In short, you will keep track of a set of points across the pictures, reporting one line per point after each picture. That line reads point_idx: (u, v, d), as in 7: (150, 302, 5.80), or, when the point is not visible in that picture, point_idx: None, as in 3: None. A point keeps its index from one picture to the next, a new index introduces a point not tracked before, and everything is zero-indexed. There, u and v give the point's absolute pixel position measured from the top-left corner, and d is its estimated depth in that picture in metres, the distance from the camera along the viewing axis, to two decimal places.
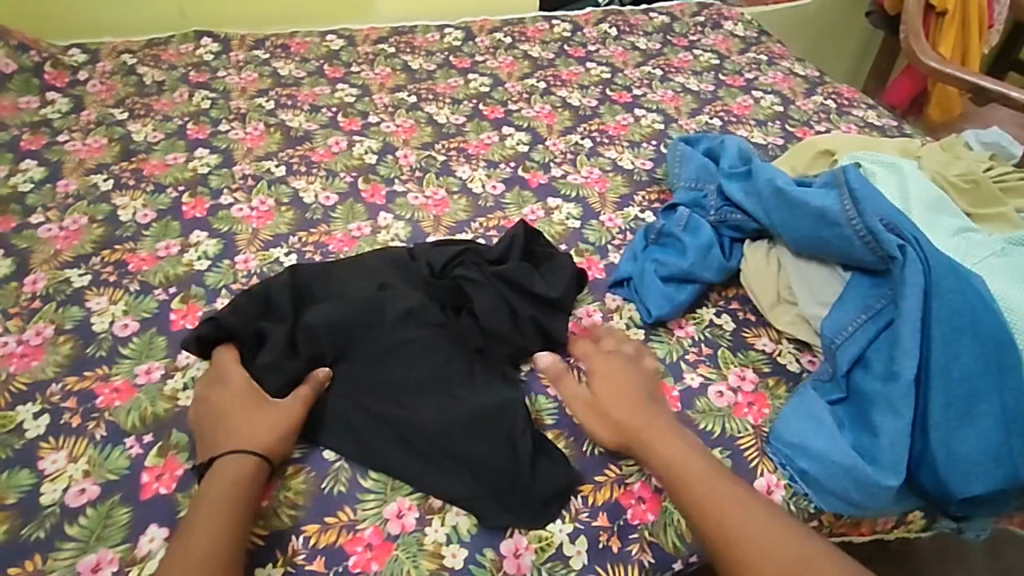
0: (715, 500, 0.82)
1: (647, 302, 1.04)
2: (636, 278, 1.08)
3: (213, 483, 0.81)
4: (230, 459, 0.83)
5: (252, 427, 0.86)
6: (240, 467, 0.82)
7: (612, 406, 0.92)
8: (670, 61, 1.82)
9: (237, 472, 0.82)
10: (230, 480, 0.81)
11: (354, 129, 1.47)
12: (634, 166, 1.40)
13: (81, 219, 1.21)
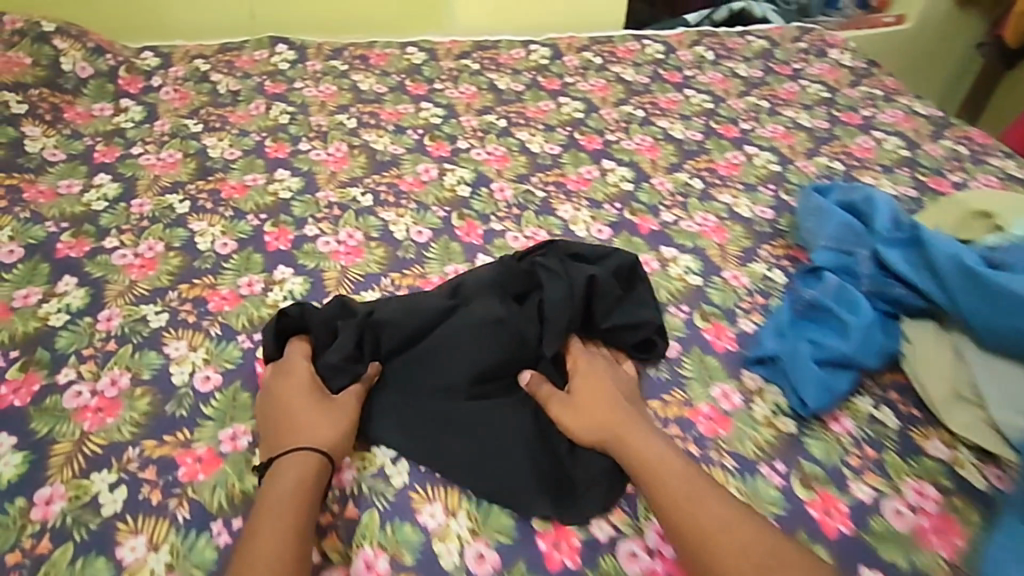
0: (692, 495, 0.78)
1: (806, 391, 0.92)
2: (784, 358, 0.96)
3: (277, 487, 0.78)
4: (293, 458, 0.81)
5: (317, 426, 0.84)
6: (308, 466, 0.80)
7: (584, 403, 0.88)
8: (776, 91, 1.66)
9: (304, 472, 0.80)
10: (297, 484, 0.78)
11: (442, 156, 1.35)
12: (752, 214, 1.27)
13: (157, 245, 1.12)
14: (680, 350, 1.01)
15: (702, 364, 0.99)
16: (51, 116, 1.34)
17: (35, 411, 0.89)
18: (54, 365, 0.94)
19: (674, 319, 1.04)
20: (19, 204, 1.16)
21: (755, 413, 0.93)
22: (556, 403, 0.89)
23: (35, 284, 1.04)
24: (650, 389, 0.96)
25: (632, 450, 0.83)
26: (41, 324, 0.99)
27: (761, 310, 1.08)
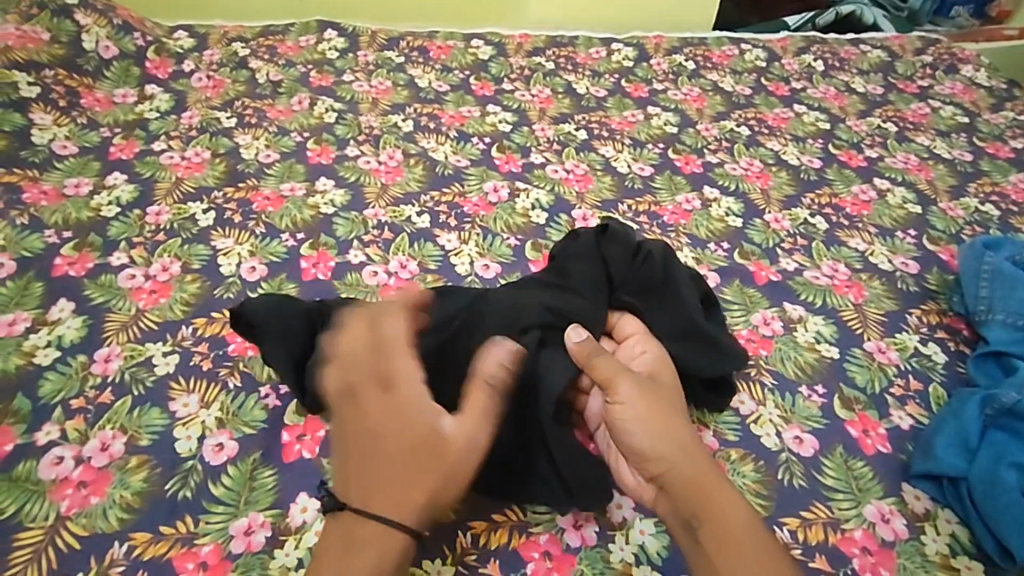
0: (745, 543, 0.60)
1: (1009, 534, 0.70)
2: (973, 481, 0.75)
3: (347, 565, 0.58)
4: (372, 524, 0.60)
5: (411, 476, 0.60)
6: (390, 540, 0.59)
7: (657, 398, 0.67)
8: (903, 113, 1.40)
9: (389, 548, 0.59)
10: (373, 563, 0.59)
11: (513, 171, 1.14)
12: (893, 267, 1.04)
13: (173, 265, 0.94)
14: (819, 449, 0.80)
15: (849, 471, 0.78)
16: (65, 101, 1.16)
17: (3, 481, 0.70)
18: (33, 418, 0.75)
19: (809, 406, 0.84)
20: (16, 206, 0.98)
21: (926, 549, 0.73)
22: (623, 389, 0.66)
23: (24, 308, 0.86)
24: (787, 504, 0.75)
25: (694, 473, 0.63)
26: (25, 361, 0.80)
27: (916, 400, 0.87)
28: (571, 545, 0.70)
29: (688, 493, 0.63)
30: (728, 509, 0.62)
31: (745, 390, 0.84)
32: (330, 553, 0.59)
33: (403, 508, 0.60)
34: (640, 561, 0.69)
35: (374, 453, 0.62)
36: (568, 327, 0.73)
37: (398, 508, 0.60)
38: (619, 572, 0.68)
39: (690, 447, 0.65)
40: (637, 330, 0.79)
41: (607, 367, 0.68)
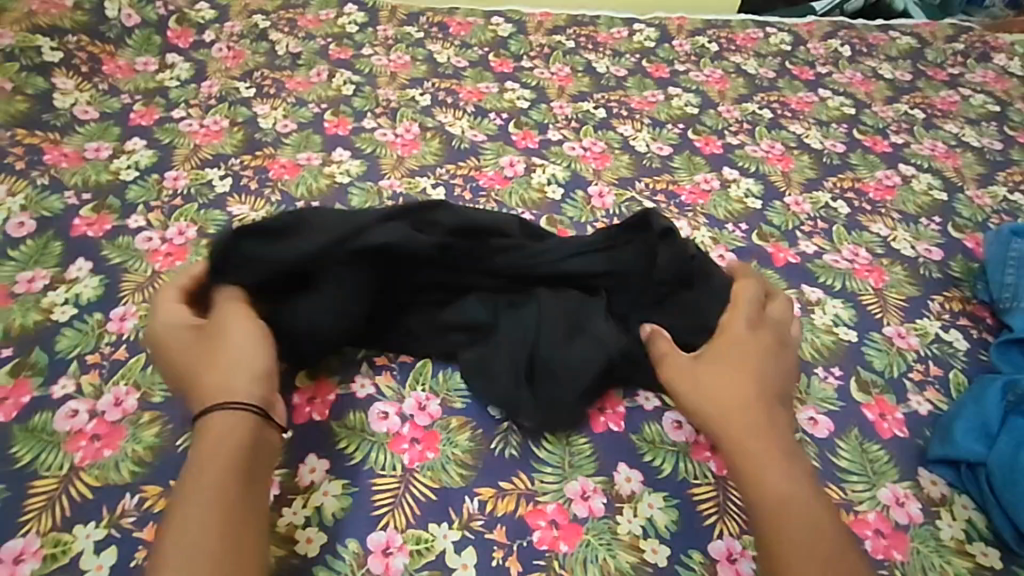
0: (794, 510, 0.62)
1: None
2: (994, 469, 0.73)
3: (207, 455, 0.60)
4: (232, 415, 0.63)
5: (217, 369, 0.66)
6: (233, 423, 0.62)
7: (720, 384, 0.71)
8: (931, 100, 1.36)
9: (235, 434, 0.62)
10: (225, 448, 0.61)
11: (530, 147, 1.13)
12: (915, 253, 1.02)
13: (189, 229, 0.94)
14: (834, 431, 0.79)
15: (864, 454, 0.77)
16: (87, 67, 1.17)
17: (20, 431, 0.71)
18: (49, 372, 0.76)
19: (825, 388, 0.83)
20: (37, 167, 0.99)
21: (941, 534, 0.72)
22: (674, 372, 0.73)
23: (43, 266, 0.86)
24: None
25: (738, 440, 0.67)
26: (43, 317, 0.81)
27: (936, 386, 0.85)
28: (579, 516, 0.69)
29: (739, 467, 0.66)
30: (777, 479, 0.64)
31: None
32: (189, 456, 0.61)
33: (227, 393, 0.64)
34: (648, 534, 0.69)
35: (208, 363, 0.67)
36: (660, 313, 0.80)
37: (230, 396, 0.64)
38: (626, 543, 0.68)
39: (731, 412, 0.69)
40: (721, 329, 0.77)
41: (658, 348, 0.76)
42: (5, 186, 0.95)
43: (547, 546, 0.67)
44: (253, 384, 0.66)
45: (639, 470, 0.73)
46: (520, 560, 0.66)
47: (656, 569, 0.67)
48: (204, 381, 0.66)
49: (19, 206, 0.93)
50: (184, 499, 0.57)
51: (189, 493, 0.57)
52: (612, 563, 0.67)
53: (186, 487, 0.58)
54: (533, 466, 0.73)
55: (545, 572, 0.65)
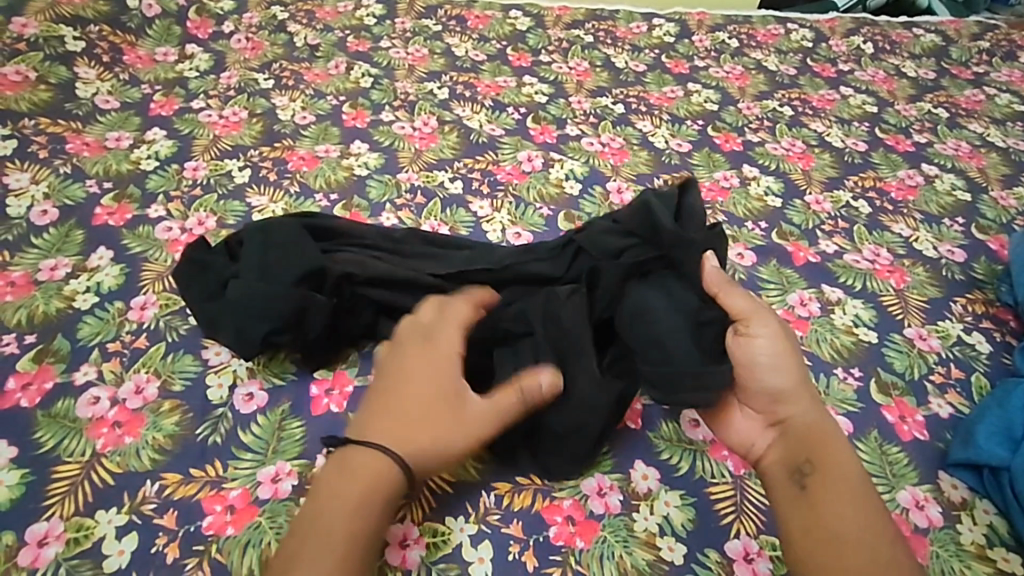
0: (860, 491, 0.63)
1: None
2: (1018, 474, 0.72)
3: (342, 492, 0.60)
4: (383, 461, 0.61)
5: (432, 431, 0.63)
6: (387, 477, 0.61)
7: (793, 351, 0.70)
8: (955, 99, 1.34)
9: (386, 487, 0.61)
10: (358, 498, 0.59)
11: (548, 142, 1.13)
12: (938, 254, 1.01)
13: (209, 220, 0.95)
14: (853, 432, 0.78)
15: (883, 455, 0.77)
16: (108, 57, 1.17)
17: (43, 416, 0.72)
18: (71, 359, 0.77)
19: (844, 388, 0.82)
20: (60, 156, 1.00)
21: (962, 538, 0.71)
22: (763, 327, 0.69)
23: (65, 254, 0.87)
24: None
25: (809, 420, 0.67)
26: (66, 305, 0.82)
27: (957, 388, 0.84)
28: (595, 512, 0.69)
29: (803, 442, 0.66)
30: (840, 468, 0.64)
31: None
32: (321, 478, 0.62)
33: (406, 446, 0.62)
34: (665, 532, 0.69)
35: (437, 406, 0.64)
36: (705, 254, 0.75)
37: (402, 449, 0.62)
38: (642, 541, 0.68)
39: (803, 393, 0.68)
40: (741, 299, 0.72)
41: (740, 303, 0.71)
42: (28, 174, 0.96)
43: (563, 541, 0.67)
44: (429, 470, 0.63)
45: (655, 468, 0.73)
46: (536, 555, 0.66)
47: (673, 567, 0.66)
48: (384, 424, 0.63)
49: (42, 194, 0.94)
50: (317, 538, 0.57)
51: (317, 530, 0.58)
52: (628, 560, 0.66)
53: (318, 524, 0.58)
54: None
55: (561, 568, 0.65)
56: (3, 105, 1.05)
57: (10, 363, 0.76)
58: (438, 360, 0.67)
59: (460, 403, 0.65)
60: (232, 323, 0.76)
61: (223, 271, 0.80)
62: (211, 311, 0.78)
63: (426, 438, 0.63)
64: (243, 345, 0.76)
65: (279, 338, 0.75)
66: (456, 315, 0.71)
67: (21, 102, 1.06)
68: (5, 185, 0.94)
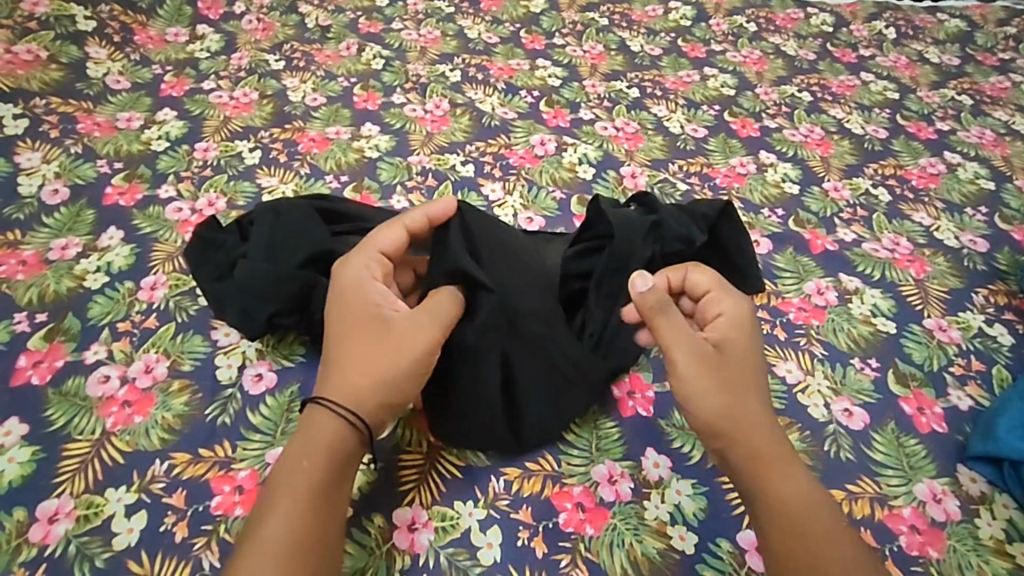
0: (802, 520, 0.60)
1: None
2: None
3: (298, 455, 0.60)
4: (331, 418, 0.61)
5: (369, 371, 0.63)
6: (334, 427, 0.61)
7: (729, 370, 0.66)
8: (980, 85, 1.31)
9: (331, 434, 0.61)
10: (324, 450, 0.60)
11: (561, 126, 1.11)
12: (959, 244, 0.99)
13: (219, 201, 0.94)
14: (869, 423, 0.77)
15: (900, 447, 0.75)
16: (120, 37, 1.17)
17: (53, 394, 0.72)
18: (82, 337, 0.77)
19: (861, 379, 0.81)
20: (70, 135, 0.99)
21: (979, 532, 0.70)
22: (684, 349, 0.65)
23: (76, 234, 0.87)
24: (832, 476, 0.72)
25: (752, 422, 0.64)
26: (76, 284, 0.82)
27: (978, 380, 0.82)
28: (605, 499, 0.69)
29: (732, 429, 0.63)
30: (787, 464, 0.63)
31: (794, 358, 0.81)
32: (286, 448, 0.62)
33: (350, 396, 0.62)
34: (676, 521, 0.68)
35: (378, 351, 0.64)
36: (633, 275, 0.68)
37: (348, 399, 0.62)
38: (653, 529, 0.67)
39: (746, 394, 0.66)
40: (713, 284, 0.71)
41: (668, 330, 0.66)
42: (39, 153, 0.96)
43: (572, 528, 0.66)
44: (380, 410, 0.63)
45: (666, 456, 0.72)
46: (545, 541, 0.65)
47: (684, 556, 0.66)
48: (336, 380, 0.63)
49: (53, 173, 0.94)
50: (274, 499, 0.57)
51: (277, 491, 0.58)
52: (639, 548, 0.66)
53: (276, 483, 0.59)
54: (559, 448, 0.72)
55: (570, 554, 0.65)
56: (15, 84, 1.05)
57: (22, 341, 0.76)
58: (354, 300, 0.67)
59: (403, 345, 0.64)
60: (237, 303, 0.75)
61: (234, 251, 0.79)
62: (218, 290, 0.77)
63: (363, 383, 0.63)
64: (248, 325, 0.75)
65: (285, 321, 0.75)
66: (375, 246, 0.70)
67: (33, 81, 1.06)
68: (16, 164, 0.94)
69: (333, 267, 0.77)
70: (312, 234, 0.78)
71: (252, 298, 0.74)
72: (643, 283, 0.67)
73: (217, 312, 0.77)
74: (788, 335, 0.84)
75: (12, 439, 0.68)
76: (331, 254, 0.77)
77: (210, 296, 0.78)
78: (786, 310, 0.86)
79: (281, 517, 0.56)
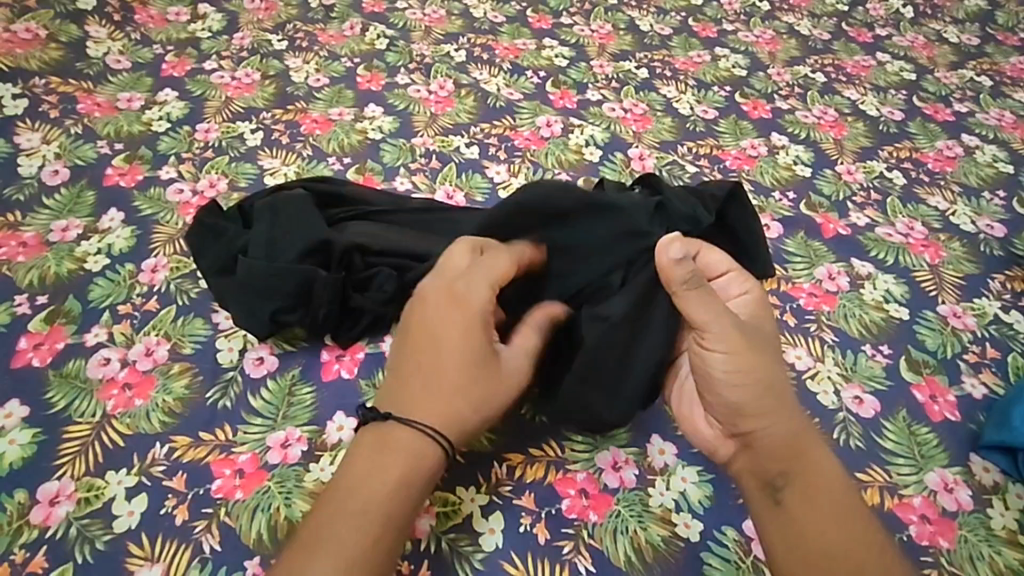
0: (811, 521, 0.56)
1: None
2: None
3: (378, 469, 0.55)
4: (410, 442, 0.56)
5: (476, 403, 0.60)
6: (425, 453, 0.57)
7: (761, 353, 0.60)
8: (1000, 66, 1.27)
9: (419, 462, 0.56)
10: (393, 480, 0.55)
11: (568, 108, 1.09)
12: (976, 229, 0.96)
13: (220, 182, 0.93)
14: (880, 411, 0.75)
15: (911, 436, 0.74)
16: (120, 16, 1.15)
17: (54, 376, 0.71)
18: (82, 319, 0.76)
19: (872, 365, 0.79)
20: (71, 116, 0.98)
21: (992, 523, 0.68)
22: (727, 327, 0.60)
23: (76, 215, 0.86)
24: (841, 464, 0.71)
25: (789, 432, 0.58)
26: (77, 266, 0.81)
27: (992, 368, 0.81)
28: (608, 486, 0.68)
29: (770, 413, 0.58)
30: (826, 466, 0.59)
31: (803, 344, 0.80)
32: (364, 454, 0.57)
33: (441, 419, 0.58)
34: (681, 508, 0.67)
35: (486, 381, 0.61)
36: (664, 240, 0.60)
37: (449, 427, 0.58)
38: (657, 516, 0.66)
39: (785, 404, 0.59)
40: (729, 268, 0.67)
41: (702, 309, 0.59)
42: (39, 134, 0.95)
43: (576, 514, 0.66)
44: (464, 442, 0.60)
45: (672, 442, 0.71)
46: (548, 528, 0.65)
47: (688, 544, 0.65)
48: (439, 402, 0.58)
49: (53, 154, 0.93)
50: (340, 516, 0.52)
51: (342, 510, 0.53)
52: (643, 535, 0.65)
53: (342, 493, 0.54)
54: (562, 433, 0.71)
55: (573, 541, 0.64)
56: (15, 64, 1.04)
57: (22, 323, 0.75)
58: (470, 328, 0.61)
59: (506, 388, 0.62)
60: (240, 300, 0.73)
61: (234, 242, 0.77)
62: (221, 284, 0.75)
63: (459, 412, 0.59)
64: (251, 322, 0.73)
65: (288, 317, 0.73)
66: (495, 267, 0.65)
67: (32, 60, 1.05)
68: (16, 144, 0.93)
69: (333, 260, 0.73)
70: (308, 226, 0.74)
71: (256, 296, 0.72)
72: (678, 251, 0.59)
73: (222, 306, 0.76)
74: (798, 321, 0.82)
75: (13, 422, 0.68)
76: (329, 244, 0.73)
77: (214, 289, 0.76)
78: (796, 296, 0.85)
79: (348, 541, 0.51)
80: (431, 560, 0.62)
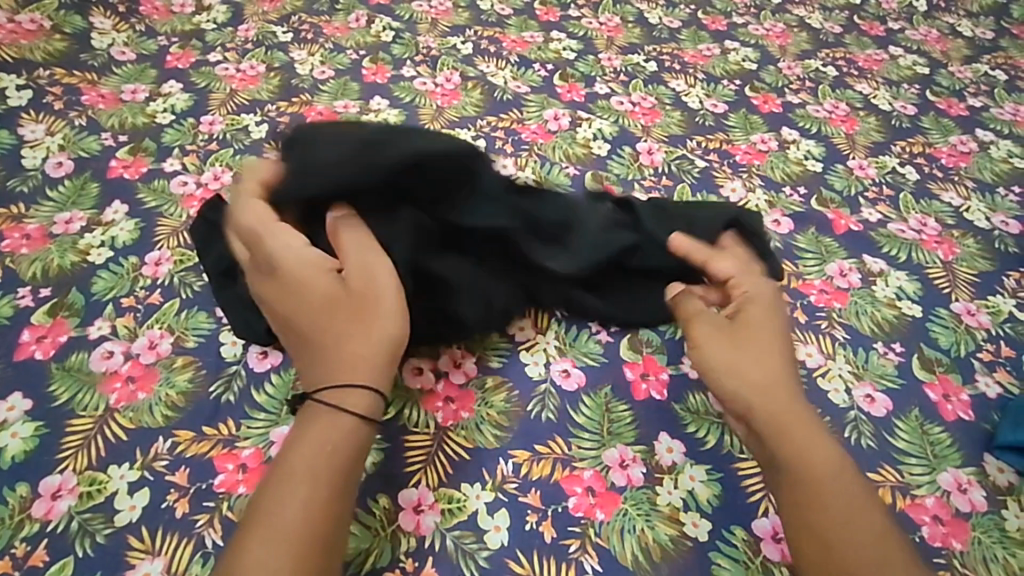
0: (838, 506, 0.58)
1: None
2: None
3: (302, 445, 0.56)
4: (330, 412, 0.58)
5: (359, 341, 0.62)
6: (336, 428, 0.57)
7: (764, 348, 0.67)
8: (1016, 61, 1.24)
9: (335, 430, 0.57)
10: (322, 449, 0.56)
11: (575, 101, 1.07)
12: (990, 225, 0.95)
13: (224, 174, 0.92)
14: (892, 410, 0.74)
15: (924, 435, 0.73)
16: (124, 8, 1.14)
17: (56, 369, 0.71)
18: (86, 312, 0.76)
19: (884, 364, 0.78)
20: (75, 107, 0.98)
21: (1006, 524, 0.67)
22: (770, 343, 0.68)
23: (80, 208, 0.86)
24: None
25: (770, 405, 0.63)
26: (80, 259, 0.80)
27: (1007, 367, 0.79)
28: (616, 484, 0.67)
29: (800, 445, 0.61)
30: (810, 443, 0.60)
31: (814, 342, 0.79)
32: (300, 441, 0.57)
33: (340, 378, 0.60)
34: (689, 507, 0.66)
35: (270, 294, 0.64)
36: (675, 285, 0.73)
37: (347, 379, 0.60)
38: (665, 515, 0.65)
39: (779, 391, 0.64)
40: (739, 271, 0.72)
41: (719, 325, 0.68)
42: (43, 126, 0.94)
43: (583, 512, 0.65)
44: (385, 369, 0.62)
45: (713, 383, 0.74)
46: (554, 525, 0.64)
47: (697, 544, 0.64)
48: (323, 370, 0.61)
49: (57, 146, 0.92)
50: (290, 484, 0.54)
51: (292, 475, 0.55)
52: (650, 534, 0.64)
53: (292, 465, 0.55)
54: (569, 430, 0.70)
55: (580, 539, 0.63)
56: (19, 55, 1.03)
57: (26, 316, 0.75)
58: (315, 263, 0.64)
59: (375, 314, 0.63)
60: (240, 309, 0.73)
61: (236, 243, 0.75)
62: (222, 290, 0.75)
63: (358, 351, 0.61)
64: (248, 332, 0.73)
65: None
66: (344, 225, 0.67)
67: (37, 51, 1.04)
68: (20, 136, 0.93)
69: None
70: None
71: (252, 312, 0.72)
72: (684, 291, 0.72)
73: (222, 311, 0.75)
74: (809, 318, 0.81)
75: (16, 415, 0.68)
76: None
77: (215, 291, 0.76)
78: (807, 292, 0.83)
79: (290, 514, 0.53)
80: (437, 557, 0.61)
